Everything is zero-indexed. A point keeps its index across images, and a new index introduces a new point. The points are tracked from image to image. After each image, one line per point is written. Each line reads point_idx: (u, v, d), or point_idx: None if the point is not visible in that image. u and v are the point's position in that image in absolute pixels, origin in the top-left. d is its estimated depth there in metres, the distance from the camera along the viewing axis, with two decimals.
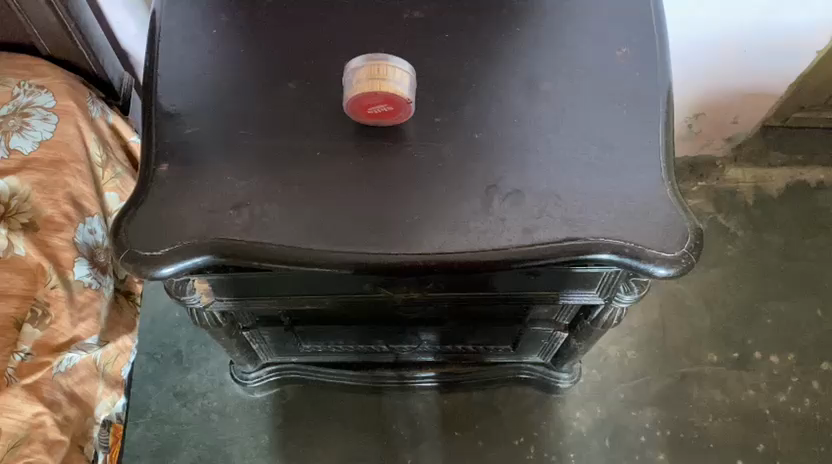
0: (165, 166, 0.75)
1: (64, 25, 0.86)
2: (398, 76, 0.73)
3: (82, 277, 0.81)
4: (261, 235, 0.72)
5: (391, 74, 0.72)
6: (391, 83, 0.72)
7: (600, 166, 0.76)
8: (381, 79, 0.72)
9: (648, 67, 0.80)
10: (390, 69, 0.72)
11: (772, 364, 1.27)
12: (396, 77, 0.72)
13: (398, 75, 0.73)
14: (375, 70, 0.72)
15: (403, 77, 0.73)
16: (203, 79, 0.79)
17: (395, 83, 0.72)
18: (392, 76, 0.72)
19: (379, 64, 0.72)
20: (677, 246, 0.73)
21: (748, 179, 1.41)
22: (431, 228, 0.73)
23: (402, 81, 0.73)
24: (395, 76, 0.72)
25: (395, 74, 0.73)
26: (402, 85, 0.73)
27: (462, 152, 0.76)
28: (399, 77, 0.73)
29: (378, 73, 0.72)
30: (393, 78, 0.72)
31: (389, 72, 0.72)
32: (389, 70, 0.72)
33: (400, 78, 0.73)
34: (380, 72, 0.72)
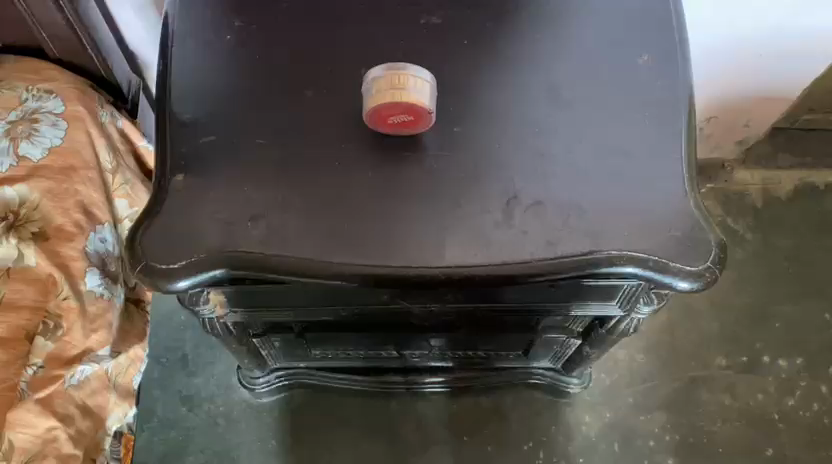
0: (179, 176, 0.74)
1: (74, 28, 0.84)
2: (419, 86, 0.71)
3: (94, 287, 0.83)
4: (279, 247, 0.71)
5: (412, 83, 0.71)
6: (411, 93, 0.70)
7: (622, 177, 0.74)
8: (402, 89, 0.70)
9: (669, 76, 0.79)
10: (411, 78, 0.71)
11: (781, 368, 1.27)
12: (417, 87, 0.71)
13: (419, 84, 0.71)
14: (394, 79, 0.71)
15: (423, 87, 0.72)
16: (217, 87, 0.77)
17: (416, 92, 0.71)
18: (413, 85, 0.71)
19: (399, 73, 0.71)
20: (701, 260, 0.72)
21: (757, 181, 1.40)
22: (452, 240, 0.72)
23: (423, 91, 0.71)
24: (415, 86, 0.71)
25: (416, 83, 0.71)
26: (423, 95, 0.71)
27: (481, 162, 0.75)
28: (419, 87, 0.71)
29: (398, 83, 0.71)
30: (414, 88, 0.71)
31: (409, 81, 0.71)
32: (410, 79, 0.71)
33: (421, 87, 0.71)
34: (401, 82, 0.71)
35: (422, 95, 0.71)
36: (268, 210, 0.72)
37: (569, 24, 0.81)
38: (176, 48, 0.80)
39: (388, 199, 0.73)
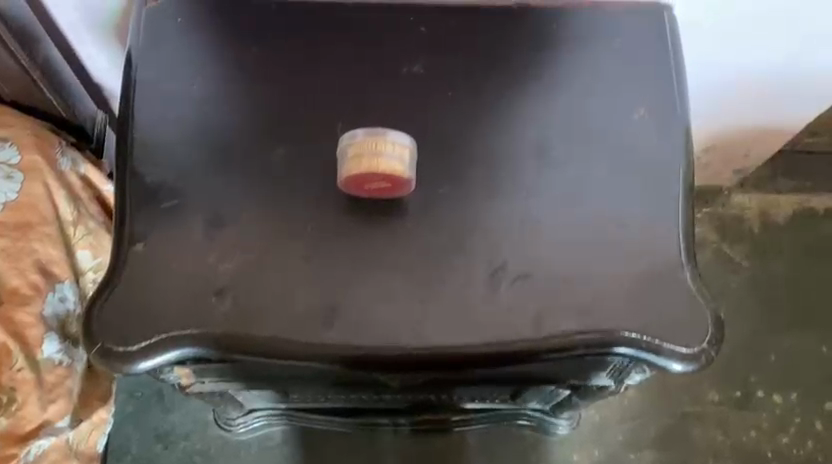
0: (140, 245, 0.68)
1: (27, 72, 0.83)
2: (397, 152, 0.67)
3: (52, 354, 0.79)
4: (245, 325, 0.65)
5: (390, 149, 0.66)
6: (389, 160, 0.66)
7: (616, 246, 0.70)
8: (378, 155, 0.66)
9: (667, 131, 0.75)
10: (388, 143, 0.67)
11: (775, 403, 1.24)
12: (395, 152, 0.66)
13: (398, 150, 0.67)
14: (371, 144, 0.66)
15: (402, 152, 0.67)
16: (182, 143, 0.72)
17: (393, 159, 0.66)
18: (391, 151, 0.66)
19: (376, 138, 0.67)
20: (697, 341, 0.67)
21: (755, 206, 1.34)
22: (432, 318, 0.67)
23: (402, 157, 0.67)
24: (394, 152, 0.66)
25: (394, 149, 0.67)
26: (401, 162, 0.66)
27: (465, 228, 0.70)
28: (398, 152, 0.67)
29: (375, 149, 0.66)
30: (391, 154, 0.66)
31: (387, 147, 0.66)
32: (388, 145, 0.66)
33: (400, 153, 0.67)
34: (377, 148, 0.66)
35: (400, 162, 0.66)
36: (235, 282, 0.67)
37: (560, 74, 0.76)
38: (139, 97, 0.74)
39: (365, 270, 0.68)
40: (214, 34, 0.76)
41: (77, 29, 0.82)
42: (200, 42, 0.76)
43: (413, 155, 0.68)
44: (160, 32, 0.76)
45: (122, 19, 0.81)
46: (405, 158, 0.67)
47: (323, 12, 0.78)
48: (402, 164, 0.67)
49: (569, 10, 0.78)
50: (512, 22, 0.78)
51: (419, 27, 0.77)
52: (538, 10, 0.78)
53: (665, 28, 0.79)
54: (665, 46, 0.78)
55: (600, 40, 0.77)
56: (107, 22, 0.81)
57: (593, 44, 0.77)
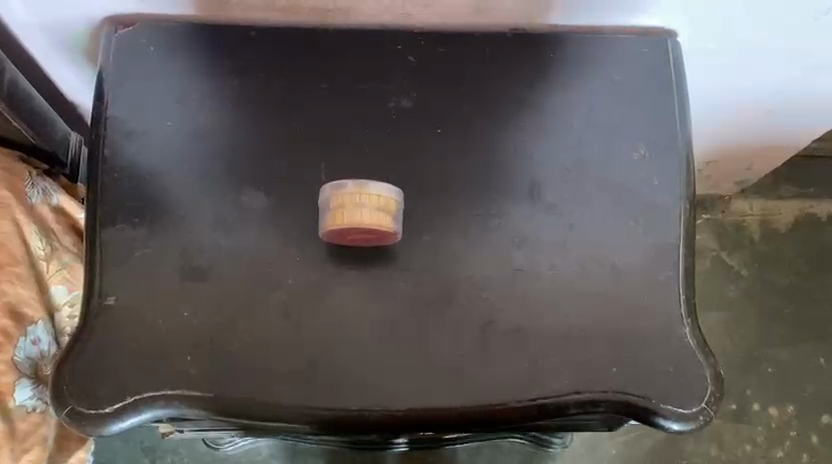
0: (111, 298, 0.64)
1: None
2: (381, 203, 0.63)
3: (24, 401, 0.73)
4: (222, 386, 0.62)
5: (373, 200, 0.63)
6: (371, 212, 0.62)
7: (614, 299, 0.66)
8: (360, 207, 0.62)
9: (668, 173, 0.71)
10: (372, 194, 0.63)
11: (771, 416, 1.22)
12: (378, 203, 0.63)
13: (382, 201, 0.63)
14: (353, 195, 0.63)
15: (386, 203, 0.63)
16: (156, 186, 0.68)
17: (377, 211, 0.62)
18: (374, 202, 0.63)
19: (358, 188, 0.63)
20: (694, 399, 0.64)
21: (756, 212, 1.31)
22: (419, 376, 0.64)
23: (386, 209, 0.63)
24: (377, 204, 0.63)
25: (378, 200, 0.63)
26: (385, 213, 0.63)
27: (454, 281, 0.67)
28: (382, 203, 0.63)
29: (356, 200, 0.63)
30: (374, 206, 0.63)
31: (370, 197, 0.63)
32: (371, 195, 0.63)
33: (383, 205, 0.63)
34: (359, 199, 0.63)
35: (384, 214, 0.63)
36: (212, 341, 0.63)
37: (556, 109, 0.72)
38: (110, 136, 0.69)
39: (349, 326, 0.65)
40: (190, 66, 0.71)
41: (47, 51, 0.78)
42: (175, 74, 0.71)
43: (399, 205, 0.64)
44: (133, 65, 0.71)
45: (90, 39, 0.76)
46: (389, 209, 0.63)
47: (305, 39, 0.73)
48: (386, 216, 0.63)
49: (567, 39, 0.74)
50: (506, 52, 0.73)
51: (408, 56, 0.73)
52: (534, 38, 0.74)
53: (669, 57, 0.74)
54: (669, 78, 0.74)
55: (600, 72, 0.73)
56: (77, 44, 0.77)
57: (591, 77, 0.73)
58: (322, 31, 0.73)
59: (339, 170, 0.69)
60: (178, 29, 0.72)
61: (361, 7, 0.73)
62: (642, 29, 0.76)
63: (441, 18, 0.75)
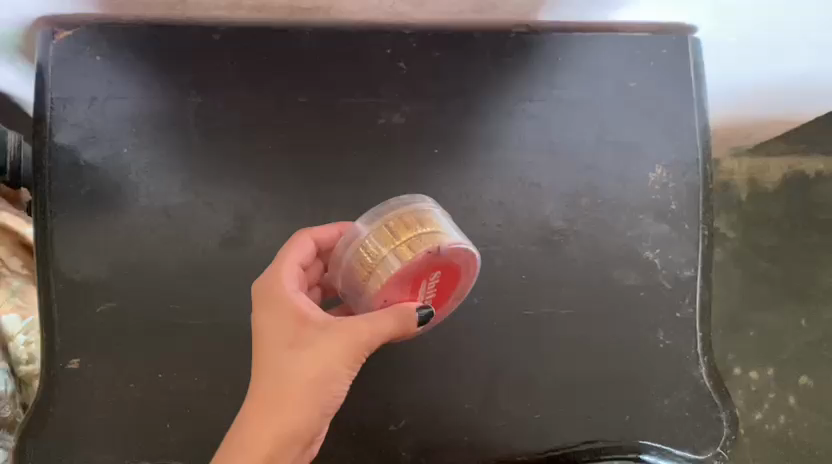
0: (74, 361, 0.57)
1: None
2: (388, 239, 0.49)
3: None
4: (205, 455, 0.57)
5: (387, 219, 0.51)
6: (371, 277, 0.50)
7: (629, 344, 0.62)
8: (359, 265, 0.50)
9: (687, 196, 0.65)
10: (407, 205, 0.51)
11: (750, 379, 1.20)
12: (396, 232, 0.50)
13: (405, 233, 0.49)
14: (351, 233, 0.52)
15: (420, 237, 0.49)
16: (116, 227, 0.60)
17: (375, 267, 0.49)
18: (373, 242, 0.50)
19: (382, 209, 0.52)
20: (710, 443, 0.61)
21: (743, 172, 1.26)
22: (422, 431, 0.60)
23: (395, 252, 0.49)
24: (376, 250, 0.50)
25: (430, 234, 0.49)
26: (395, 258, 0.49)
27: (459, 327, 0.61)
28: (406, 237, 0.49)
29: (349, 250, 0.51)
30: (375, 246, 0.50)
31: (385, 220, 0.51)
32: (386, 214, 0.51)
33: (424, 238, 0.49)
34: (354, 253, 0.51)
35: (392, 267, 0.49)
36: (191, 406, 0.57)
37: (565, 122, 0.65)
38: (58, 169, 0.60)
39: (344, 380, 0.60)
40: (146, 80, 0.61)
41: None
42: (129, 91, 0.61)
43: (407, 217, 0.50)
44: (78, 80, 0.61)
45: (25, 36, 0.64)
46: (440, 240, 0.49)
47: (278, 44, 0.63)
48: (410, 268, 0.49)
49: (577, 37, 0.65)
50: (508, 57, 0.64)
51: (398, 62, 0.64)
52: (540, 39, 0.65)
53: (688, 62, 0.66)
54: (689, 84, 0.66)
55: (613, 78, 0.65)
56: (8, 41, 0.65)
57: (603, 84, 0.65)
58: (297, 33, 0.63)
59: (324, 200, 0.62)
60: (128, 36, 0.62)
61: (342, 5, 0.62)
62: (658, 25, 0.67)
63: (434, 15, 0.64)
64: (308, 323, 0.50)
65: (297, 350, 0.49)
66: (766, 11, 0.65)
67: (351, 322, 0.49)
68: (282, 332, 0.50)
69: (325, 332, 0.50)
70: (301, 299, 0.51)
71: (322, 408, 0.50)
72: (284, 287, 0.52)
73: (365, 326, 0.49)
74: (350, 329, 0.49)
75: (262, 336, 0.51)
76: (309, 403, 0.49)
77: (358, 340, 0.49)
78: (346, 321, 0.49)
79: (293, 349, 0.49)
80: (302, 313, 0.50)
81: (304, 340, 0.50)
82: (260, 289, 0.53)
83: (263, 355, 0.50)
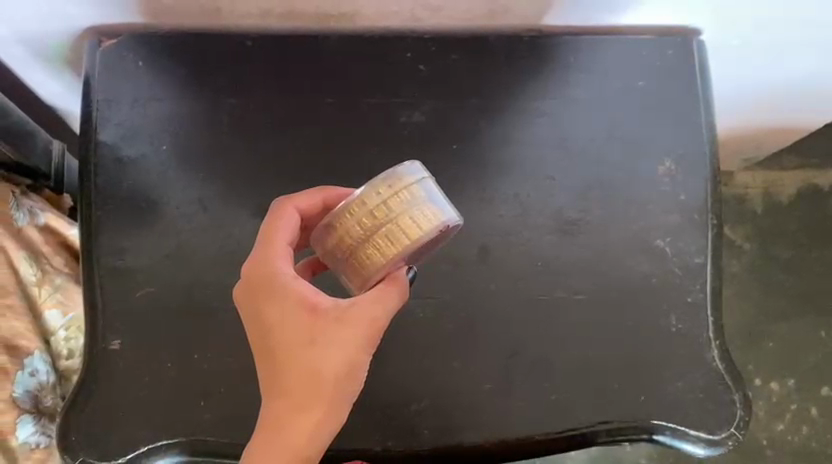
0: (114, 342, 0.61)
1: None
2: (383, 224, 0.50)
3: (27, 439, 0.70)
4: (236, 432, 0.59)
5: (379, 200, 0.51)
6: (368, 261, 0.51)
7: (642, 329, 0.64)
8: (355, 246, 0.51)
9: (694, 188, 0.68)
10: (398, 180, 0.51)
11: (772, 391, 1.21)
12: (390, 216, 0.50)
13: (400, 220, 0.50)
14: (343, 209, 0.52)
15: (417, 224, 0.50)
16: (155, 219, 0.64)
17: (374, 252, 0.51)
18: (368, 226, 0.51)
19: (373, 184, 0.52)
20: (724, 424, 0.63)
21: (758, 184, 1.27)
22: (443, 411, 0.62)
23: (392, 239, 0.50)
24: (372, 236, 0.51)
25: (425, 219, 0.50)
26: (392, 246, 0.50)
27: (477, 311, 0.64)
28: (401, 224, 0.50)
29: (343, 228, 0.52)
30: (371, 231, 0.51)
31: (376, 200, 0.51)
32: (377, 192, 0.51)
33: (419, 225, 0.50)
34: (348, 233, 0.51)
35: (390, 254, 0.50)
36: (224, 386, 0.60)
37: (575, 119, 0.68)
38: (101, 165, 0.64)
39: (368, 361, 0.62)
40: (183, 82, 0.66)
41: (25, 62, 0.71)
42: (167, 92, 0.66)
43: (407, 196, 0.51)
44: (121, 83, 0.66)
45: (73, 47, 0.70)
46: (433, 225, 0.51)
47: (305, 48, 0.68)
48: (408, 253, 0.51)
49: (586, 39, 0.69)
50: (521, 59, 0.68)
51: (417, 64, 0.68)
52: (551, 42, 0.69)
53: (693, 61, 0.70)
54: (694, 82, 0.69)
55: (621, 77, 0.69)
56: (57, 53, 0.71)
57: (612, 83, 0.69)
58: (323, 39, 0.68)
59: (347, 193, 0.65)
60: (166, 41, 0.66)
61: (365, 11, 0.66)
62: (664, 27, 0.71)
63: (450, 20, 0.69)
64: (317, 313, 0.50)
65: (312, 343, 0.49)
66: (765, 13, 0.68)
67: (362, 307, 0.50)
68: (291, 325, 0.50)
69: (335, 321, 0.50)
70: (302, 287, 0.51)
71: (342, 400, 0.50)
72: (282, 275, 0.51)
73: (376, 310, 0.50)
74: (361, 315, 0.50)
75: (268, 330, 0.50)
76: (332, 396, 0.49)
77: (371, 324, 0.50)
78: (356, 308, 0.50)
79: (307, 343, 0.49)
80: (308, 302, 0.50)
81: (315, 332, 0.50)
82: (254, 278, 0.51)
83: (274, 352, 0.50)
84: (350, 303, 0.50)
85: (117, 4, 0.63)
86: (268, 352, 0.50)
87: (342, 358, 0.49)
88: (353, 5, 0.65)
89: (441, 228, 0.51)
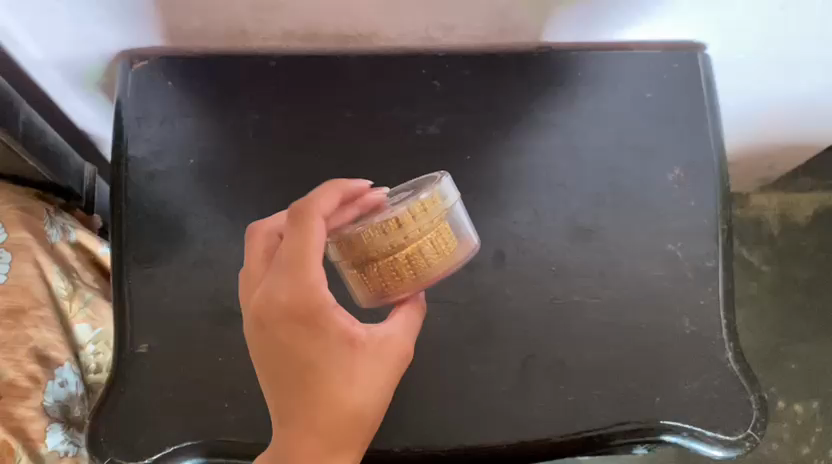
0: (143, 346, 0.63)
1: (16, 153, 0.72)
2: (418, 252, 0.51)
3: (57, 446, 0.72)
4: (259, 432, 0.61)
5: (417, 226, 0.50)
6: (395, 282, 0.52)
7: (656, 331, 0.65)
8: (382, 265, 0.51)
9: (704, 194, 0.69)
10: (436, 204, 0.51)
11: (795, 413, 1.19)
12: (426, 243, 0.51)
13: (435, 249, 0.51)
14: (375, 226, 0.50)
15: (448, 253, 0.53)
16: (182, 228, 0.67)
17: (403, 275, 0.51)
18: (402, 250, 0.51)
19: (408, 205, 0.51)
20: (741, 425, 0.64)
21: (774, 207, 1.28)
22: (460, 414, 0.63)
23: (424, 266, 0.51)
24: (405, 260, 0.51)
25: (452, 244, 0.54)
26: (423, 272, 0.52)
27: (493, 315, 0.65)
28: (435, 253, 0.51)
29: (372, 247, 0.51)
30: (405, 255, 0.51)
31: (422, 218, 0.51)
32: (416, 217, 0.50)
33: (450, 253, 0.53)
34: (377, 252, 0.51)
35: (420, 279, 0.52)
36: (247, 388, 0.62)
37: (586, 130, 0.70)
38: (133, 179, 0.68)
39: None
40: (210, 101, 0.69)
41: (61, 86, 0.75)
42: (195, 109, 0.69)
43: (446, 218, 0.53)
44: (152, 103, 0.69)
45: (106, 71, 0.73)
46: (460, 254, 0.54)
47: (325, 67, 0.71)
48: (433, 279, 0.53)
49: (595, 56, 0.72)
50: (532, 74, 0.71)
51: (432, 81, 0.71)
52: (561, 58, 0.72)
53: (699, 73, 0.72)
54: (701, 93, 0.72)
55: (629, 90, 0.72)
56: (92, 78, 0.75)
57: (620, 96, 0.71)
58: (342, 58, 0.71)
59: None
60: (194, 63, 0.70)
61: (382, 31, 0.70)
62: (669, 42, 0.74)
63: (463, 39, 0.72)
64: (357, 346, 0.48)
65: (351, 379, 0.48)
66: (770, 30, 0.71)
67: (397, 340, 0.50)
68: (331, 359, 0.47)
69: (374, 356, 0.49)
70: (343, 317, 0.48)
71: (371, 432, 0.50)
72: (326, 302, 0.47)
73: (408, 342, 0.51)
74: (395, 348, 0.50)
75: (305, 362, 0.47)
76: (366, 431, 0.49)
77: (403, 357, 0.50)
78: (391, 342, 0.50)
79: (346, 378, 0.48)
80: (348, 334, 0.48)
81: (355, 367, 0.48)
82: (291, 304, 0.47)
83: (312, 387, 0.47)
84: (386, 337, 0.50)
85: (149, 28, 0.67)
86: (304, 386, 0.48)
87: (380, 395, 0.49)
88: (370, 25, 0.69)
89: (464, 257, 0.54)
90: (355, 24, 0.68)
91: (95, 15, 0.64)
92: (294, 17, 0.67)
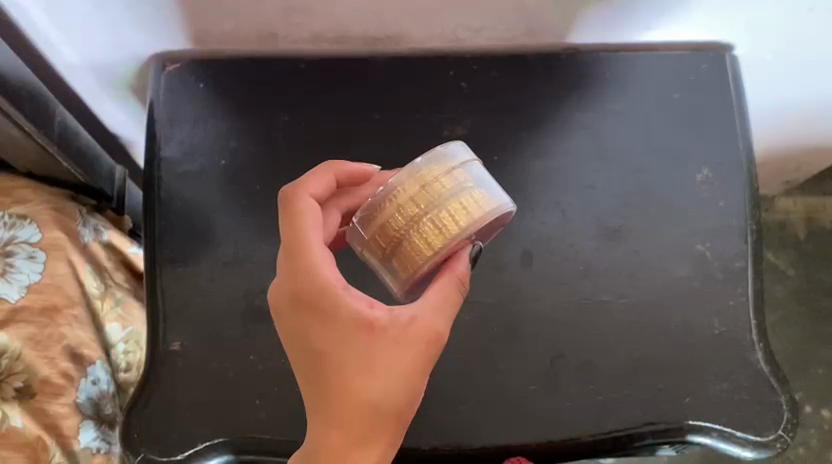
0: (176, 343, 0.64)
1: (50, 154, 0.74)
2: (437, 207, 0.51)
3: (89, 443, 0.73)
4: (291, 430, 0.62)
5: (429, 182, 0.51)
6: (422, 245, 0.51)
7: (686, 331, 0.65)
8: (406, 230, 0.51)
9: (731, 194, 0.69)
10: (446, 160, 0.52)
11: (823, 418, 1.17)
12: (444, 197, 0.51)
13: (457, 202, 0.51)
14: (388, 193, 0.52)
15: (477, 205, 0.51)
16: (213, 228, 0.67)
17: (428, 235, 0.51)
18: (420, 209, 0.51)
19: (417, 165, 0.52)
20: (772, 426, 0.63)
21: (800, 210, 1.27)
22: (491, 413, 0.63)
23: (447, 222, 0.50)
24: (426, 219, 0.51)
25: (474, 209, 0.51)
26: (448, 228, 0.50)
27: (522, 314, 0.66)
28: (457, 205, 0.51)
29: (390, 214, 0.52)
30: (424, 214, 0.51)
31: (435, 179, 0.51)
32: (426, 174, 0.52)
33: (479, 205, 0.51)
34: (398, 216, 0.51)
35: (447, 236, 0.50)
36: (278, 385, 0.63)
37: (614, 130, 0.70)
38: (165, 180, 0.69)
39: None
40: (240, 103, 0.70)
41: (94, 90, 0.77)
42: (227, 112, 0.70)
43: (463, 183, 0.52)
44: (183, 105, 0.70)
45: (138, 74, 0.74)
46: (488, 205, 0.51)
47: (354, 70, 0.72)
48: (467, 236, 0.51)
49: (620, 58, 0.73)
50: (559, 76, 0.72)
51: (460, 82, 0.71)
52: (588, 60, 0.72)
53: (727, 75, 0.72)
54: (729, 93, 0.72)
55: (658, 92, 0.72)
56: (124, 82, 0.76)
57: (648, 96, 0.71)
58: (371, 61, 0.72)
59: None
60: (226, 64, 0.71)
61: (411, 33, 0.71)
62: (696, 43, 0.74)
63: (491, 40, 0.73)
64: (375, 331, 0.48)
65: (368, 363, 0.48)
66: (800, 31, 0.71)
67: (424, 323, 0.49)
68: (346, 344, 0.48)
69: (394, 340, 0.48)
70: (356, 300, 0.48)
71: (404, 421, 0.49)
72: (334, 286, 0.48)
73: (439, 325, 0.49)
74: (421, 332, 0.49)
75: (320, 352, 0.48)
76: (395, 418, 0.48)
77: (433, 338, 0.49)
78: (415, 326, 0.49)
79: (364, 366, 0.48)
80: (363, 318, 0.48)
81: (373, 353, 0.48)
82: (297, 290, 0.49)
83: (330, 377, 0.48)
84: (410, 319, 0.49)
85: (182, 31, 0.68)
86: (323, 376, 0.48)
87: (403, 380, 0.48)
88: (399, 28, 0.70)
89: (495, 210, 0.52)
90: (384, 26, 0.69)
91: (130, 18, 0.65)
92: (326, 20, 0.68)
